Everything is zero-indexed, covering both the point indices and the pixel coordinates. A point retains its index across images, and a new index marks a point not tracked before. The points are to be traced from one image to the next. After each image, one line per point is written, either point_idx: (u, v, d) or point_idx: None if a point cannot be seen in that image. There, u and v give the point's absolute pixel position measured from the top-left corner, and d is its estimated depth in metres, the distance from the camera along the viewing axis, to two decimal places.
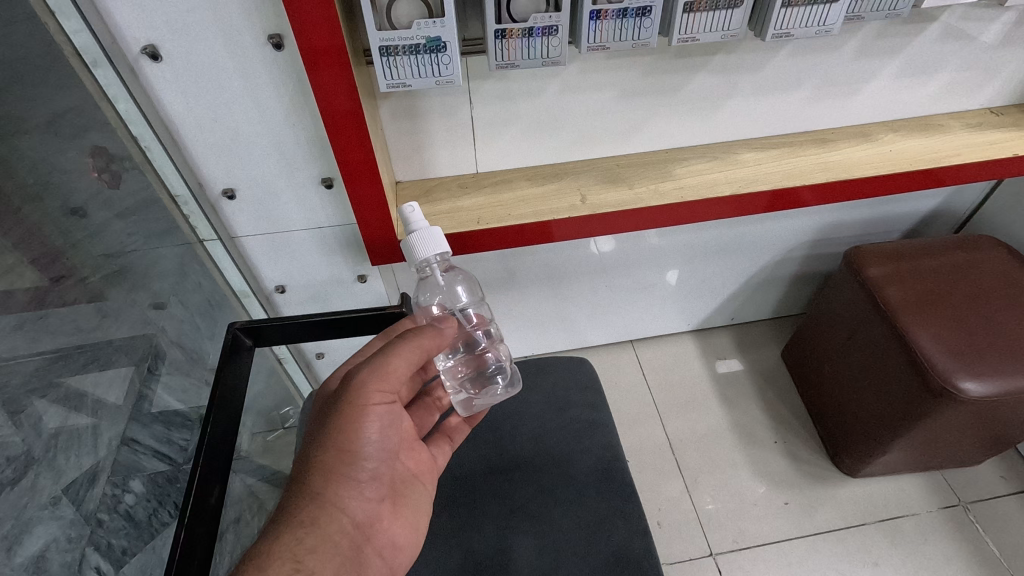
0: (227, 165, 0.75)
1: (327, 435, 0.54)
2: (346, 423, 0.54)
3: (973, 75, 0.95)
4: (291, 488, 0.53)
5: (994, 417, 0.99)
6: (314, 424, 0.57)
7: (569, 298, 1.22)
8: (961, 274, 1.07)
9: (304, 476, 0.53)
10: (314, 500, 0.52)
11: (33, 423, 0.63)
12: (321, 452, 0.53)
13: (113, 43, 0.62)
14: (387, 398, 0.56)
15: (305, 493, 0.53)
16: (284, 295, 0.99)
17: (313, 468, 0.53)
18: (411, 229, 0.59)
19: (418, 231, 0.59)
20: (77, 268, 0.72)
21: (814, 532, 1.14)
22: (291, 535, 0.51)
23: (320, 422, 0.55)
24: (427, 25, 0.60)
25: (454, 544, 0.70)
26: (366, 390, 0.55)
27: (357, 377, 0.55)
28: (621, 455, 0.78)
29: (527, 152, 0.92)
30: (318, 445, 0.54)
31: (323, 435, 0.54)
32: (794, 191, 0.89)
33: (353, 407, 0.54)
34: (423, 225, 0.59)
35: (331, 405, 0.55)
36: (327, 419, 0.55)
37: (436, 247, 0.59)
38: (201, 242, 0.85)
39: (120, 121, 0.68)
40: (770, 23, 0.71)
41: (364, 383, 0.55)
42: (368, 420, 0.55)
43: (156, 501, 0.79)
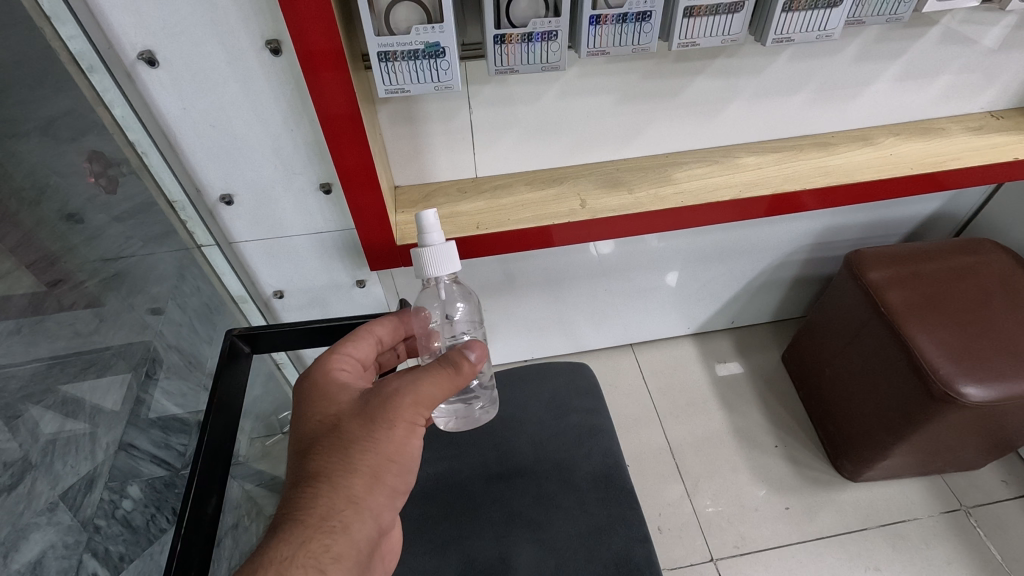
0: (225, 171, 0.75)
1: (375, 440, 0.51)
2: (395, 433, 0.52)
3: (974, 78, 0.95)
4: (319, 483, 0.49)
5: (994, 422, 0.99)
6: (350, 416, 0.52)
7: (568, 302, 1.22)
8: (962, 278, 1.07)
9: (342, 478, 0.50)
10: (351, 505, 0.49)
11: (30, 428, 0.61)
12: (366, 458, 0.50)
13: (110, 49, 0.62)
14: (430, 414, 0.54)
15: (341, 495, 0.49)
16: (283, 301, 0.99)
17: (352, 471, 0.50)
18: (427, 243, 0.57)
19: (432, 247, 0.57)
20: (71, 272, 0.68)
21: (814, 537, 1.13)
22: (321, 538, 0.47)
23: (361, 421, 0.52)
24: (426, 30, 0.60)
25: (453, 552, 0.70)
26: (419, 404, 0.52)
27: (412, 388, 0.52)
28: (621, 462, 0.77)
29: (527, 157, 0.92)
30: (363, 449, 0.51)
31: (373, 440, 0.51)
32: (794, 195, 0.89)
33: (405, 419, 0.52)
34: (439, 241, 0.58)
35: (379, 410, 0.52)
36: (373, 423, 0.52)
37: (447, 266, 0.58)
38: (199, 247, 0.86)
39: (117, 126, 0.68)
40: (770, 28, 0.70)
41: (422, 398, 0.52)
42: (413, 435, 0.53)
43: (154, 506, 0.79)
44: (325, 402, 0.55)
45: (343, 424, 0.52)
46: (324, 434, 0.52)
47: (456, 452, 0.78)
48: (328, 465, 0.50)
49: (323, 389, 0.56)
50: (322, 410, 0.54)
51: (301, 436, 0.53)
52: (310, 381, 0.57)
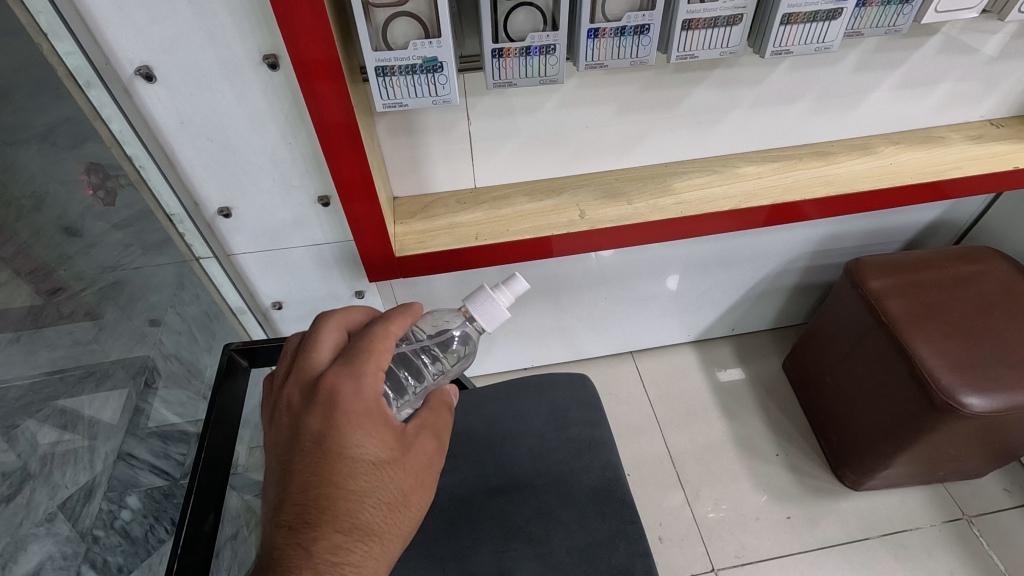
0: (224, 182, 0.75)
1: (417, 505, 0.53)
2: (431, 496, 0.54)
3: (974, 86, 0.94)
4: (371, 542, 0.48)
5: (996, 432, 0.98)
6: (403, 471, 0.51)
7: (568, 310, 1.21)
8: (963, 286, 1.07)
9: (388, 537, 0.50)
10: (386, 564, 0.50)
11: (27, 439, 0.61)
12: (406, 518, 0.52)
13: (107, 65, 0.61)
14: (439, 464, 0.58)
15: (385, 554, 0.50)
16: (281, 312, 0.97)
17: (394, 531, 0.51)
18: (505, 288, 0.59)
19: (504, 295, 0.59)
20: (69, 282, 0.72)
21: (816, 547, 1.13)
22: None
23: (413, 482, 0.52)
24: (423, 45, 0.60)
25: (453, 567, 0.70)
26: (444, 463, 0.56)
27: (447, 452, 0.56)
28: (621, 475, 0.77)
29: (526, 168, 0.92)
30: (406, 510, 0.52)
31: (417, 503, 0.53)
32: (795, 204, 0.88)
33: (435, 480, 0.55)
34: (500, 298, 0.59)
35: (426, 473, 0.53)
36: (422, 487, 0.53)
37: (484, 323, 0.58)
38: (197, 259, 0.83)
39: (115, 140, 0.67)
40: (768, 40, 0.70)
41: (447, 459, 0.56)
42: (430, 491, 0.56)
43: (152, 518, 0.77)
44: (378, 440, 0.50)
45: (397, 480, 0.51)
46: (376, 483, 0.49)
47: (456, 466, 0.78)
48: (379, 522, 0.49)
49: (376, 423, 0.50)
50: (377, 453, 0.50)
51: (350, 475, 0.49)
52: (363, 406, 0.50)
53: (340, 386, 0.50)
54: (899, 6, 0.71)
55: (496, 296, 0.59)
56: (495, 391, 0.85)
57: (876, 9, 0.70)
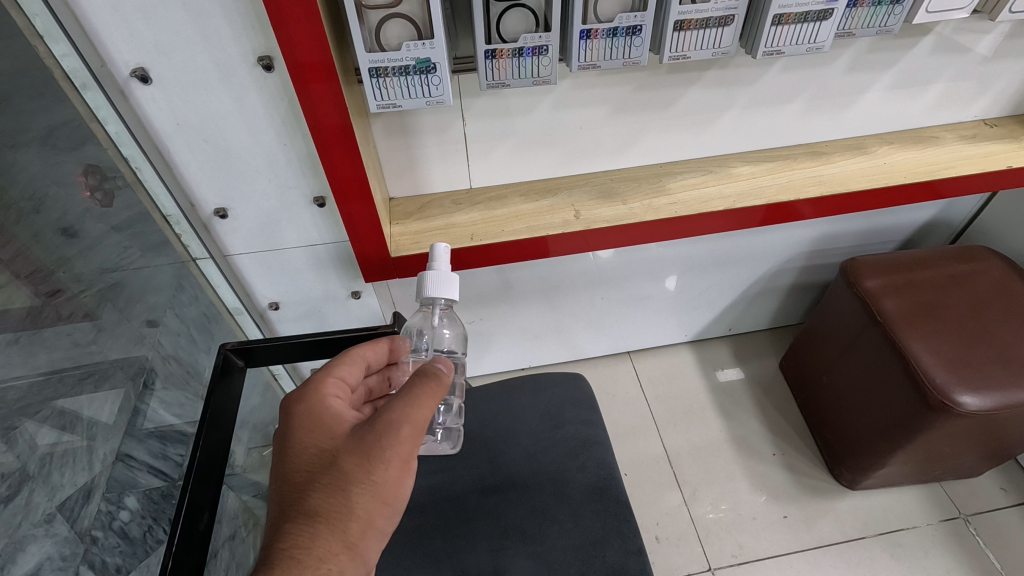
0: (221, 183, 0.75)
1: (371, 484, 0.50)
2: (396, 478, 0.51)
3: (968, 86, 0.95)
4: (316, 525, 0.48)
5: (992, 430, 0.98)
6: (346, 453, 0.51)
7: (566, 310, 1.22)
8: (958, 285, 1.07)
9: (340, 522, 0.49)
10: (347, 551, 0.49)
11: (27, 440, 0.61)
12: (363, 501, 0.50)
13: (102, 67, 0.62)
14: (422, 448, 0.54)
15: (339, 539, 0.48)
16: (278, 312, 0.99)
17: (349, 516, 0.49)
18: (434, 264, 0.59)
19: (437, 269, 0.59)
20: (68, 284, 0.69)
21: (814, 546, 1.13)
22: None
23: (361, 464, 0.50)
24: (416, 46, 0.60)
25: (448, 567, 0.70)
26: (413, 439, 0.52)
27: (406, 426, 0.51)
28: (616, 473, 0.77)
29: (521, 169, 0.92)
30: (360, 492, 0.50)
31: (370, 484, 0.50)
32: (790, 204, 0.89)
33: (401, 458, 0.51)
34: (443, 267, 0.59)
35: (376, 448, 0.50)
36: (374, 468, 0.50)
37: (449, 296, 0.59)
38: (195, 260, 0.86)
39: (111, 142, 0.69)
40: (760, 41, 0.71)
41: (414, 433, 0.52)
42: (409, 474, 0.52)
43: (151, 518, 0.79)
44: (319, 430, 0.53)
45: (340, 462, 0.51)
46: (320, 469, 0.51)
47: (452, 465, 0.78)
48: (327, 505, 0.49)
49: (318, 419, 0.54)
50: (317, 442, 0.52)
51: (297, 468, 0.51)
52: (305, 405, 0.55)
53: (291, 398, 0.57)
54: (890, 7, 0.71)
55: (440, 267, 0.59)
56: (491, 391, 0.85)
57: (867, 9, 0.71)
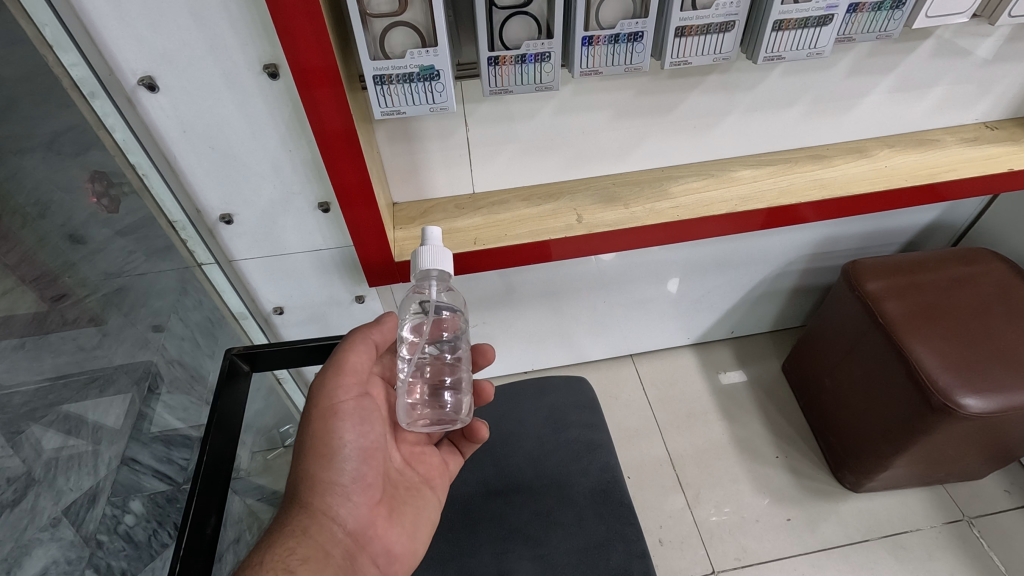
0: (225, 189, 0.76)
1: (305, 445, 0.60)
2: (324, 433, 0.60)
3: (969, 88, 0.95)
4: (287, 503, 0.60)
5: (995, 433, 0.98)
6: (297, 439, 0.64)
7: (568, 314, 1.22)
8: (961, 287, 1.07)
9: (295, 489, 0.60)
10: (304, 510, 0.58)
11: (32, 444, 0.62)
12: (303, 460, 0.60)
13: (111, 75, 0.63)
14: (356, 398, 0.63)
15: (298, 506, 0.59)
16: (283, 317, 1.00)
17: (301, 481, 0.60)
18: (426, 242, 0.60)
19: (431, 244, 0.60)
20: (73, 289, 0.69)
21: (817, 549, 1.13)
22: (285, 542, 0.57)
23: (299, 437, 0.62)
24: (421, 54, 0.61)
25: (453, 569, 0.70)
26: (333, 386, 0.61)
27: (323, 383, 0.61)
28: (620, 476, 0.77)
29: (523, 174, 0.93)
30: (299, 456, 0.60)
31: (302, 451, 0.61)
32: (792, 207, 0.89)
33: (325, 408, 0.61)
34: (436, 243, 0.60)
35: (305, 413, 0.62)
36: (303, 432, 0.61)
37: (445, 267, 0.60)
38: (200, 266, 0.86)
39: (119, 150, 0.69)
40: (760, 47, 0.71)
41: (331, 381, 0.61)
42: (340, 422, 0.61)
43: (156, 522, 0.79)
44: None
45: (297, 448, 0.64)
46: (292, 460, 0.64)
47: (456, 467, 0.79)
48: (291, 485, 0.61)
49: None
50: None
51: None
52: None
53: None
54: (890, 12, 0.72)
55: (432, 243, 0.60)
56: (495, 393, 0.85)
57: (866, 15, 0.71)
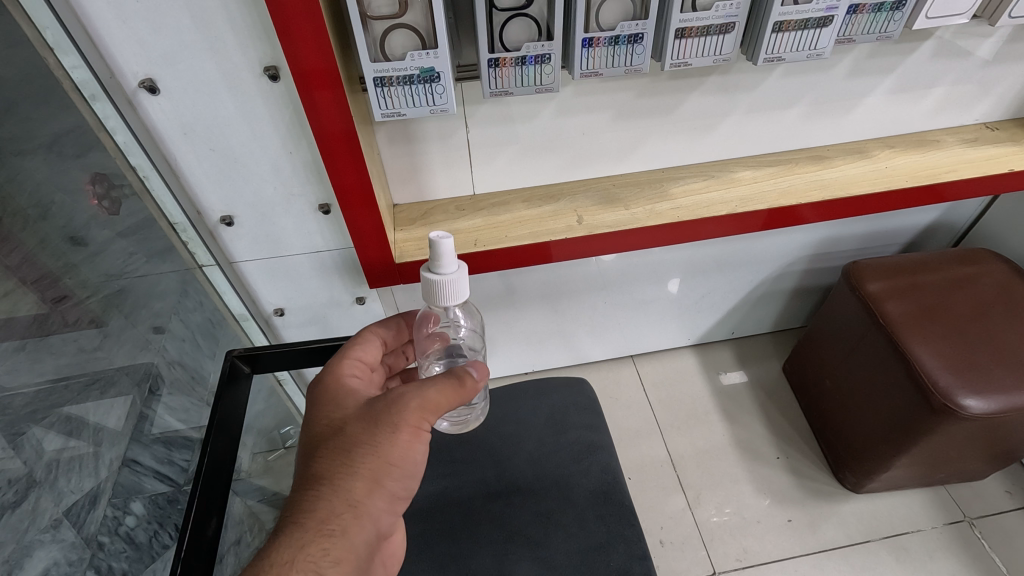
0: (225, 191, 0.76)
1: (376, 449, 0.50)
2: (403, 441, 0.51)
3: (970, 89, 0.95)
4: (319, 488, 0.49)
5: (996, 433, 0.98)
6: (355, 420, 0.52)
7: (568, 316, 1.22)
8: (961, 287, 1.07)
9: (343, 482, 0.49)
10: (350, 511, 0.49)
11: (33, 445, 0.62)
12: (369, 464, 0.50)
13: (111, 78, 0.63)
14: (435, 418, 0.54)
15: (340, 496, 0.49)
16: (283, 318, 1.00)
17: (355, 476, 0.50)
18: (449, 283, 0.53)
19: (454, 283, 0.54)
20: (74, 290, 0.69)
21: (818, 549, 1.13)
22: (320, 541, 0.47)
23: (368, 427, 0.51)
24: (421, 56, 0.61)
25: (454, 571, 0.70)
26: (431, 401, 0.52)
27: (418, 399, 0.51)
28: (620, 477, 0.78)
29: (523, 175, 0.93)
30: (365, 455, 0.50)
31: (374, 447, 0.50)
32: (793, 208, 0.89)
33: (411, 425, 0.51)
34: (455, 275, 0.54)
35: (388, 410, 0.51)
36: (379, 429, 0.51)
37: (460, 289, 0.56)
38: (201, 267, 0.86)
39: (120, 152, 0.69)
40: (760, 48, 0.71)
41: (426, 403, 0.52)
42: (419, 439, 0.52)
43: (156, 523, 0.79)
44: (333, 404, 0.55)
45: (350, 428, 0.52)
46: (329, 436, 0.52)
47: (456, 469, 0.79)
48: (330, 470, 0.50)
49: (336, 394, 0.56)
50: (330, 413, 0.54)
51: (307, 439, 0.53)
52: (323, 381, 0.57)
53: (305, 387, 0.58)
54: (890, 13, 0.72)
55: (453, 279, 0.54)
56: (495, 395, 0.86)
57: (866, 16, 0.71)
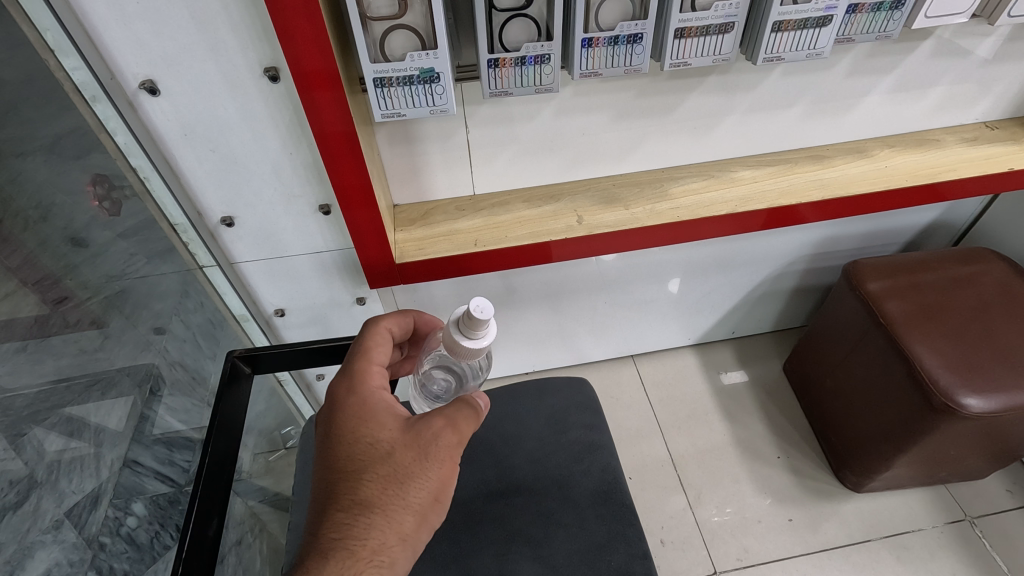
0: (226, 192, 0.76)
1: (427, 482, 0.51)
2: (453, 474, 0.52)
3: (970, 88, 0.95)
4: (369, 516, 0.49)
5: (997, 432, 0.98)
6: (403, 448, 0.51)
7: (568, 316, 1.22)
8: (962, 286, 1.07)
9: (394, 513, 0.50)
10: (397, 542, 0.50)
11: (35, 446, 0.62)
12: (419, 497, 0.50)
13: (111, 79, 0.63)
14: None
15: (392, 527, 0.49)
16: (284, 319, 0.99)
17: (406, 508, 0.50)
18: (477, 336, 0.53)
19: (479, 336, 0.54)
20: (75, 291, 0.70)
21: (819, 549, 1.13)
22: (371, 571, 0.48)
23: (419, 458, 0.51)
24: (420, 56, 0.61)
25: (454, 571, 0.70)
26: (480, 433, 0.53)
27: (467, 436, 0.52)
28: (620, 477, 0.78)
29: (522, 175, 0.93)
30: (416, 487, 0.50)
31: (426, 479, 0.51)
32: (792, 208, 0.89)
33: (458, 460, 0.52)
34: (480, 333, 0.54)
35: (441, 444, 0.51)
36: (431, 462, 0.51)
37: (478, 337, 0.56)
38: (201, 267, 0.85)
39: (120, 153, 0.69)
40: (760, 48, 0.71)
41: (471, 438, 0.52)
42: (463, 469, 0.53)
43: (158, 524, 0.78)
44: (372, 425, 0.53)
45: (400, 457, 0.51)
46: (375, 460, 0.51)
47: (456, 469, 0.79)
48: (378, 498, 0.50)
49: (374, 412, 0.54)
50: (372, 435, 0.52)
51: (350, 457, 0.52)
52: (357, 395, 0.55)
53: (338, 391, 0.56)
54: (889, 12, 0.72)
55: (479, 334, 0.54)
56: (495, 395, 0.86)
57: (865, 15, 0.71)
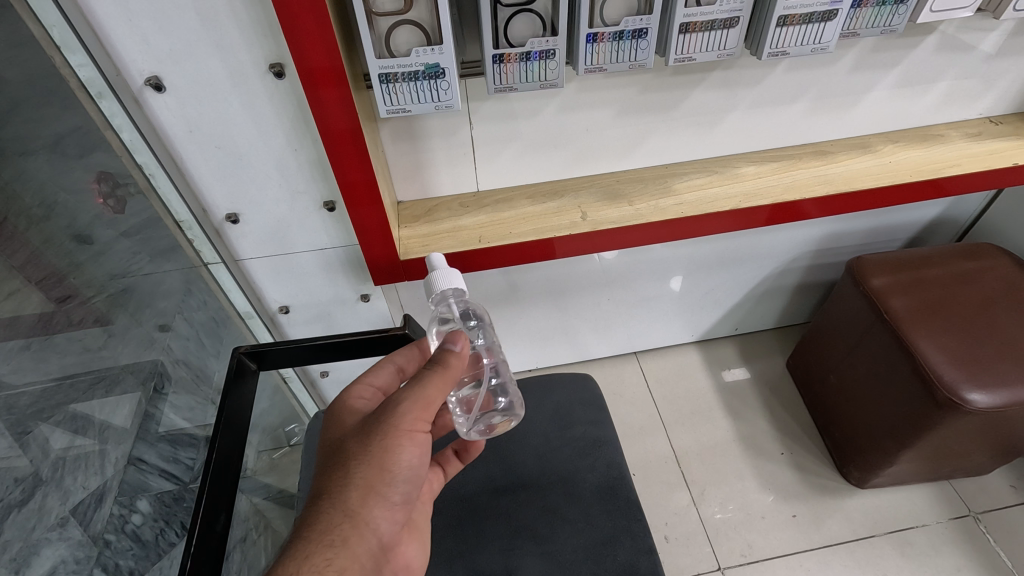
0: (230, 190, 0.76)
1: (370, 454, 0.50)
2: (393, 446, 0.51)
3: (974, 83, 0.95)
4: (320, 502, 0.49)
5: (1003, 426, 0.98)
6: (352, 433, 0.53)
7: (571, 313, 1.23)
8: (965, 281, 1.07)
9: (341, 494, 0.49)
10: (348, 521, 0.48)
11: (40, 444, 0.62)
12: (364, 471, 0.50)
13: (117, 76, 0.63)
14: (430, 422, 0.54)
15: (337, 509, 0.49)
16: (288, 316, 1.00)
17: (350, 485, 0.49)
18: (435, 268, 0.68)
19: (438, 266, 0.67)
20: (80, 289, 0.70)
21: (824, 544, 1.13)
22: (321, 553, 0.47)
23: (361, 437, 0.51)
24: (425, 52, 0.61)
25: (460, 566, 0.71)
26: (416, 405, 0.51)
27: (406, 400, 0.51)
28: (625, 473, 0.77)
29: (526, 171, 0.93)
30: (358, 464, 0.50)
31: (366, 454, 0.50)
32: (795, 204, 0.89)
33: (402, 429, 0.51)
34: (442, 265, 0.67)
35: (378, 418, 0.51)
36: (371, 437, 0.51)
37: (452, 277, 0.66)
38: (206, 265, 0.86)
39: (126, 150, 0.69)
40: (765, 42, 0.71)
41: (415, 405, 0.51)
42: (409, 444, 0.51)
43: (163, 521, 0.79)
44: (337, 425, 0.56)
45: (348, 441, 0.52)
46: (333, 451, 0.53)
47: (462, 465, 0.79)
48: (328, 483, 0.50)
49: (342, 415, 0.57)
50: (335, 432, 0.55)
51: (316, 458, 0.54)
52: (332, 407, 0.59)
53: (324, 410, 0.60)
54: (894, 7, 0.72)
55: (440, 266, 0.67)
56: None
57: (870, 10, 0.71)
